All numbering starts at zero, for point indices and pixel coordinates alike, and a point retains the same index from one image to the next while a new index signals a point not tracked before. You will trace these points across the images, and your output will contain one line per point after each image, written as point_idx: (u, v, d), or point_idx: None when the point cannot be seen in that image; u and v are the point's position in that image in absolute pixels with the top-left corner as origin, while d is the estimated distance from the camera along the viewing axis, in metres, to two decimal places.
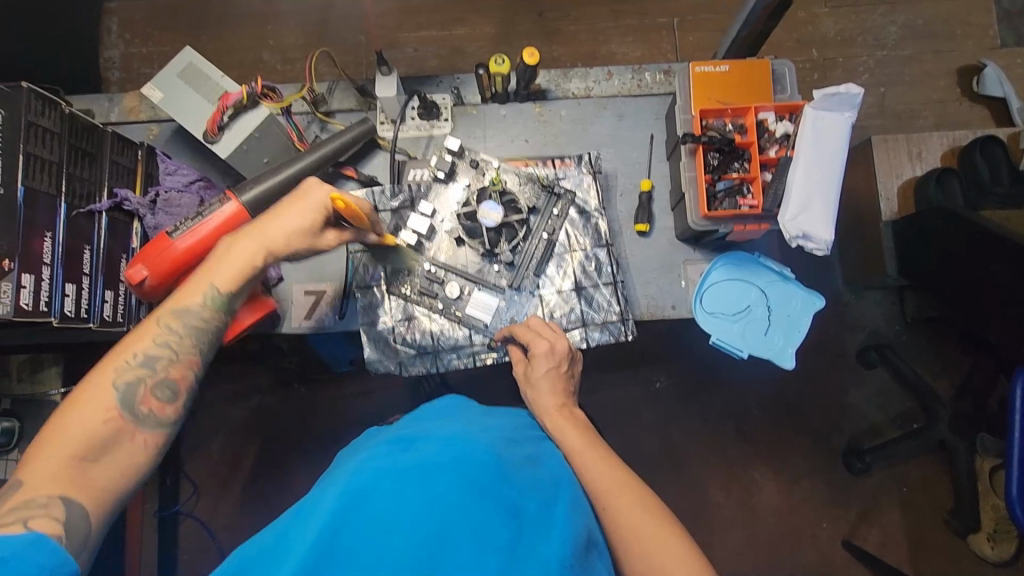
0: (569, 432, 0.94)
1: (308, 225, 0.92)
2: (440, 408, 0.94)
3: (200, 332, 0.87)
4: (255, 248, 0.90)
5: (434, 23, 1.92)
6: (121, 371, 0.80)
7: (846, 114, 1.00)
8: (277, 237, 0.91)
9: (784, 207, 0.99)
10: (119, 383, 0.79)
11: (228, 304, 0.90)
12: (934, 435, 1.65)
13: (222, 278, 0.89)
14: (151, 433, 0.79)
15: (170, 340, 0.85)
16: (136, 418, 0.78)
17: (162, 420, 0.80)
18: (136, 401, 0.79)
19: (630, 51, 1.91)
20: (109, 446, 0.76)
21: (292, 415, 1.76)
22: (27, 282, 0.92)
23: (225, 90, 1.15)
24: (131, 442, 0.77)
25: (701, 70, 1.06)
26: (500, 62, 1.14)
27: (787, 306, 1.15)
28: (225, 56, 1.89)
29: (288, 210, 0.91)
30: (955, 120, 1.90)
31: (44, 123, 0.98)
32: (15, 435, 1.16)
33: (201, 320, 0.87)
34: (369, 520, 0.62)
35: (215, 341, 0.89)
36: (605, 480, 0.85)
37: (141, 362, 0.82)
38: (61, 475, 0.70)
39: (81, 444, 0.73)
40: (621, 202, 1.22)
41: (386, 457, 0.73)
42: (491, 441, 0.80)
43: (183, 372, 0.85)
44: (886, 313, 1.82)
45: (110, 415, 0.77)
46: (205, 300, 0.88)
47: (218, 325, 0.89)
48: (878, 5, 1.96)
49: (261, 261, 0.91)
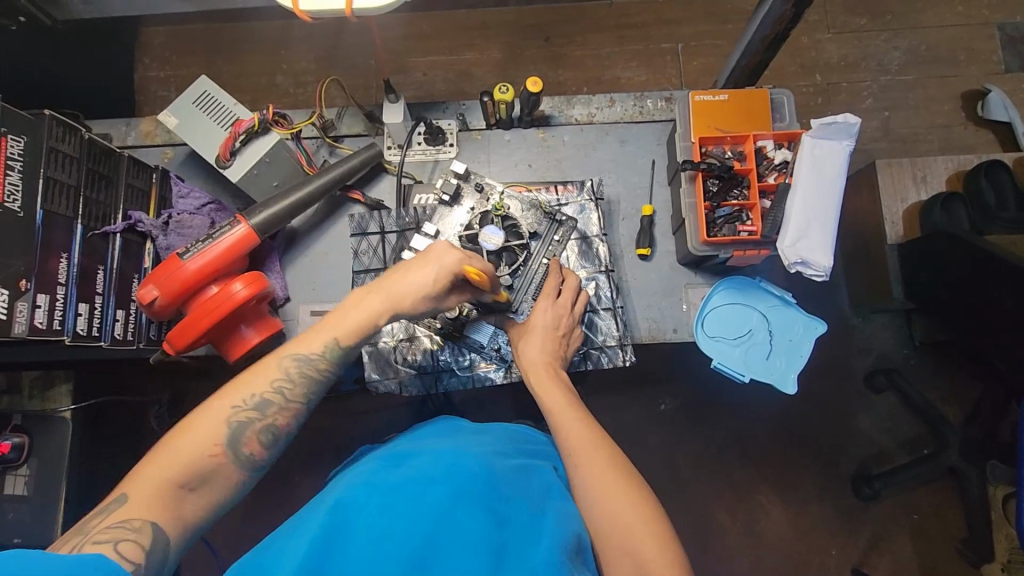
0: (552, 391, 0.97)
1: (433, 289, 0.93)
2: (438, 426, 0.95)
3: (311, 383, 0.88)
4: (379, 310, 0.93)
5: (442, 49, 1.98)
6: (237, 410, 0.81)
7: (844, 142, 1.00)
8: (400, 299, 0.93)
9: (783, 233, 1.00)
10: (232, 421, 0.80)
11: (342, 361, 0.91)
12: (945, 462, 1.63)
13: (344, 332, 0.91)
14: (245, 473, 0.81)
15: (285, 388, 0.86)
16: (236, 457, 0.80)
17: (258, 462, 0.82)
18: (242, 443, 0.80)
19: (634, 76, 1.95)
20: (206, 479, 0.77)
21: (297, 432, 1.77)
22: (42, 302, 0.95)
23: (238, 117, 1.18)
24: (225, 478, 0.79)
25: (701, 99, 1.08)
26: (504, 90, 1.16)
27: (789, 331, 1.15)
28: (239, 80, 1.95)
29: (417, 270, 0.93)
30: (960, 143, 1.91)
31: (65, 148, 1.02)
32: (25, 451, 1.19)
33: (314, 372, 0.88)
34: (362, 530, 0.64)
35: (322, 392, 0.90)
36: (601, 475, 0.83)
37: (255, 404, 0.83)
38: (159, 502, 0.72)
39: (186, 473, 0.75)
40: (622, 227, 1.24)
41: (379, 472, 0.74)
42: (483, 456, 0.81)
43: (288, 420, 0.86)
44: (893, 337, 1.81)
45: (214, 450, 0.78)
46: (322, 352, 0.89)
47: (327, 379, 0.90)
48: (881, 31, 1.98)
49: (383, 322, 0.93)
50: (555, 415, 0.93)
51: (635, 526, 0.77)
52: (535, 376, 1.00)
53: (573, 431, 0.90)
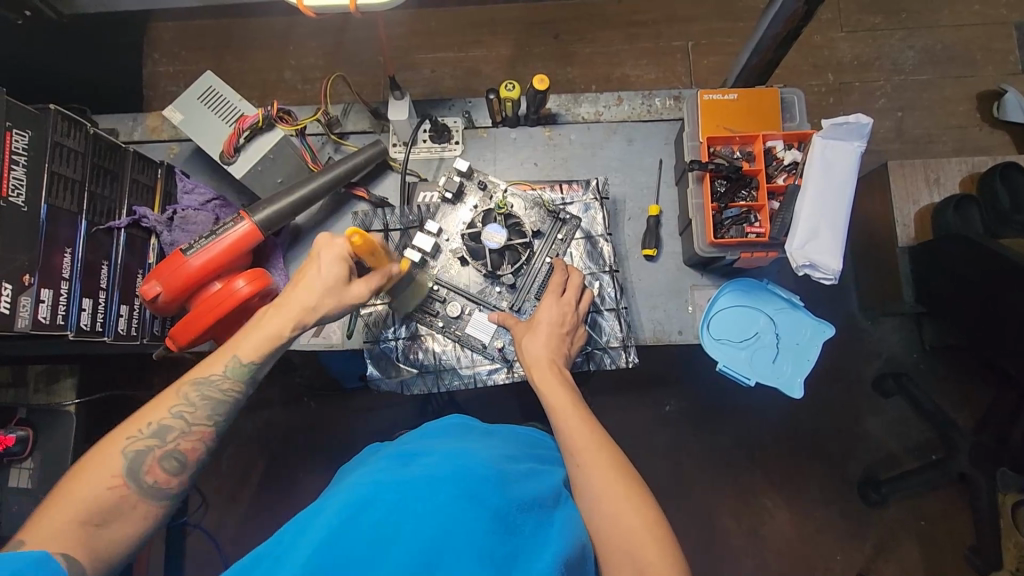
0: (556, 388, 0.95)
1: (336, 279, 0.94)
2: (442, 426, 0.94)
3: (215, 404, 0.86)
4: (287, 320, 0.91)
5: (451, 45, 1.97)
6: (133, 440, 0.80)
7: (855, 144, 0.99)
8: (306, 301, 0.92)
9: (792, 235, 0.98)
10: (127, 451, 0.79)
11: (249, 376, 0.89)
12: (953, 468, 1.60)
13: (244, 348, 0.89)
14: (153, 503, 0.80)
15: (185, 412, 0.84)
16: (141, 487, 0.79)
17: (165, 491, 0.81)
18: (143, 471, 0.79)
19: (644, 74, 1.93)
20: (111, 513, 0.76)
21: (301, 428, 1.77)
22: (46, 296, 0.95)
23: (242, 113, 1.18)
24: (132, 510, 0.78)
25: (709, 98, 1.06)
26: (510, 88, 1.15)
27: (796, 334, 1.13)
28: (247, 75, 1.95)
29: (309, 271, 0.94)
30: (974, 145, 1.88)
31: (69, 143, 1.01)
32: (29, 444, 1.19)
33: (218, 393, 0.87)
34: (372, 527, 0.63)
35: (230, 413, 0.89)
36: (604, 476, 0.81)
37: (153, 432, 0.82)
38: (65, 537, 0.71)
39: (86, 510, 0.74)
40: (628, 227, 1.22)
41: (388, 471, 0.74)
42: (489, 457, 0.80)
43: (195, 444, 0.85)
44: (903, 340, 1.78)
45: (113, 482, 0.77)
46: (224, 371, 0.88)
47: (234, 399, 0.89)
48: (895, 30, 1.95)
49: (288, 331, 0.91)
50: (561, 412, 0.91)
51: (637, 529, 0.76)
52: (538, 373, 0.98)
53: (576, 429, 0.88)
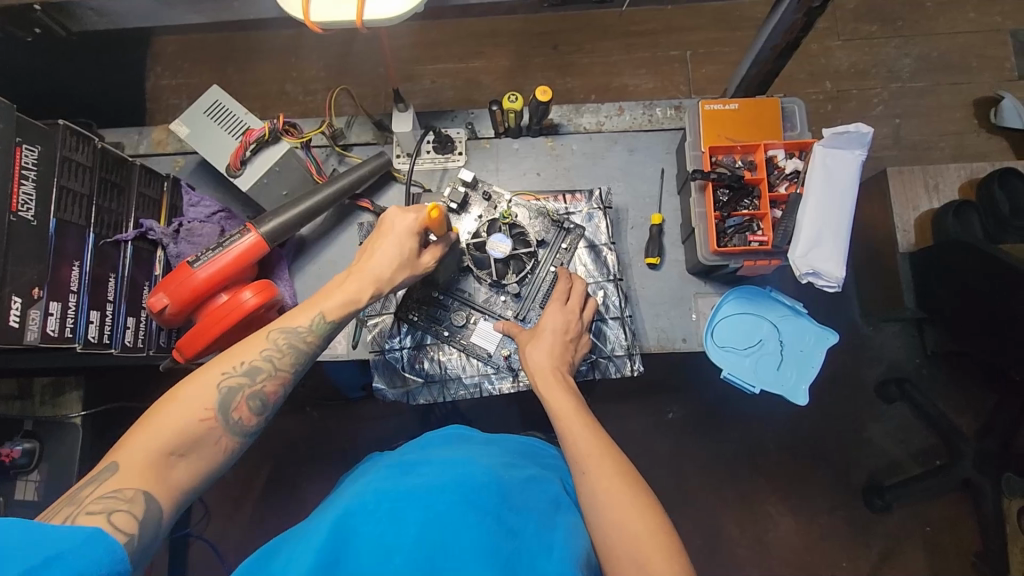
0: (559, 395, 0.95)
1: (408, 250, 1.03)
2: (445, 436, 0.95)
3: (300, 353, 0.91)
4: (365, 286, 0.99)
5: (451, 57, 1.99)
6: (226, 376, 0.83)
7: (856, 152, 1.00)
8: (381, 270, 1.01)
9: (794, 244, 0.99)
10: (222, 387, 0.82)
11: (329, 333, 0.95)
12: (958, 473, 1.60)
13: (329, 307, 0.95)
14: (235, 440, 0.82)
15: (273, 356, 0.88)
16: (227, 422, 0.82)
17: (246, 429, 0.83)
18: (231, 408, 0.82)
19: (642, 83, 1.95)
20: (196, 445, 0.78)
21: (304, 438, 1.77)
22: (54, 309, 0.96)
23: (248, 126, 1.19)
24: (215, 445, 0.80)
25: (710, 108, 1.07)
26: (513, 100, 1.16)
27: (800, 341, 1.14)
28: (250, 87, 1.97)
29: (391, 244, 1.02)
30: (972, 151, 1.89)
31: (78, 158, 1.02)
32: (36, 456, 1.20)
33: (303, 343, 0.91)
34: (373, 535, 0.65)
35: (308, 363, 0.93)
36: (606, 486, 0.81)
37: (244, 372, 0.85)
38: (151, 469, 0.73)
39: (177, 440, 0.77)
40: (631, 235, 1.23)
41: (389, 479, 0.74)
42: (490, 467, 0.81)
43: (277, 389, 0.88)
44: (905, 346, 1.79)
45: (206, 415, 0.80)
46: (310, 324, 0.93)
47: (314, 351, 0.93)
48: (892, 38, 1.97)
49: (367, 297, 0.99)
50: (562, 420, 0.92)
51: (639, 535, 0.75)
52: (541, 381, 0.98)
53: (583, 440, 0.88)
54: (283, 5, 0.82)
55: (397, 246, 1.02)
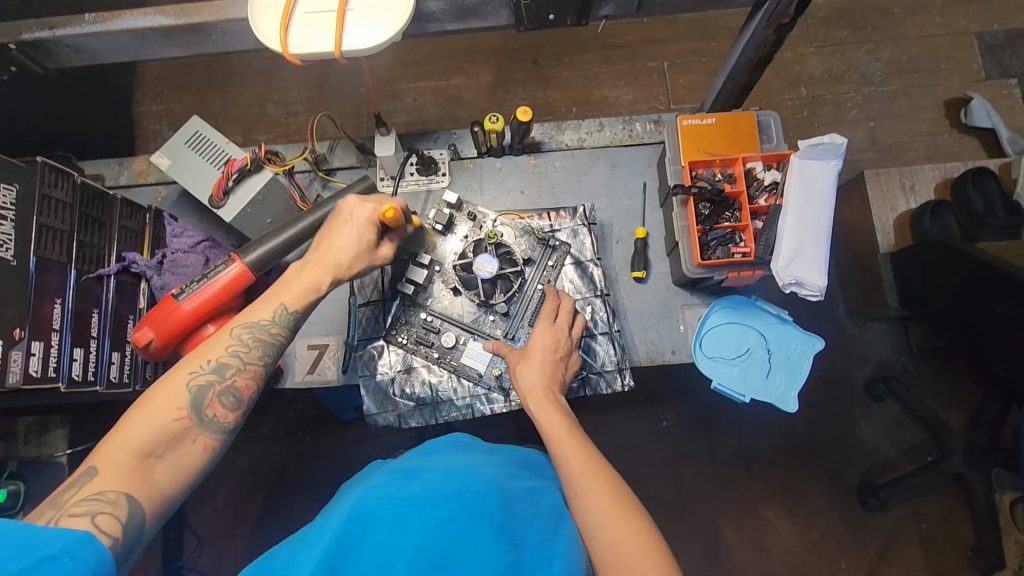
0: (551, 416, 0.95)
1: (364, 242, 1.00)
2: (445, 443, 0.93)
3: (267, 346, 0.91)
4: (324, 276, 0.97)
5: (431, 75, 2.00)
6: (194, 376, 0.84)
7: (832, 163, 1.02)
8: (340, 259, 0.98)
9: (776, 254, 1.00)
10: (191, 386, 0.83)
11: (294, 323, 0.94)
12: (949, 468, 1.62)
13: (291, 298, 0.94)
14: (213, 436, 0.83)
15: (240, 352, 0.88)
16: (201, 420, 0.82)
17: (223, 425, 0.84)
18: (204, 405, 0.83)
19: (623, 95, 1.98)
20: (172, 444, 0.80)
21: (298, 462, 1.75)
22: (36, 349, 0.94)
23: (230, 156, 1.18)
24: (193, 442, 0.82)
25: (689, 123, 1.09)
26: (494, 120, 1.18)
27: (786, 348, 1.16)
28: (231, 111, 1.96)
29: (341, 234, 0.99)
30: (945, 151, 1.93)
31: (57, 194, 1.01)
32: (21, 498, 1.15)
33: (268, 336, 0.91)
34: (373, 543, 0.64)
35: (278, 354, 0.93)
36: (605, 509, 0.80)
37: (213, 369, 0.86)
38: (131, 471, 0.74)
39: (153, 441, 0.78)
40: (617, 250, 1.24)
41: (390, 485, 0.72)
42: (493, 474, 0.80)
43: (249, 382, 0.88)
44: (891, 344, 1.82)
45: (179, 415, 0.81)
46: (273, 317, 0.92)
47: (282, 342, 0.94)
48: (862, 43, 2.02)
49: (328, 287, 0.97)
50: (554, 441, 0.92)
51: (633, 554, 0.75)
52: (533, 402, 0.98)
53: (582, 464, 0.87)
54: (262, 38, 0.83)
55: (348, 237, 0.99)
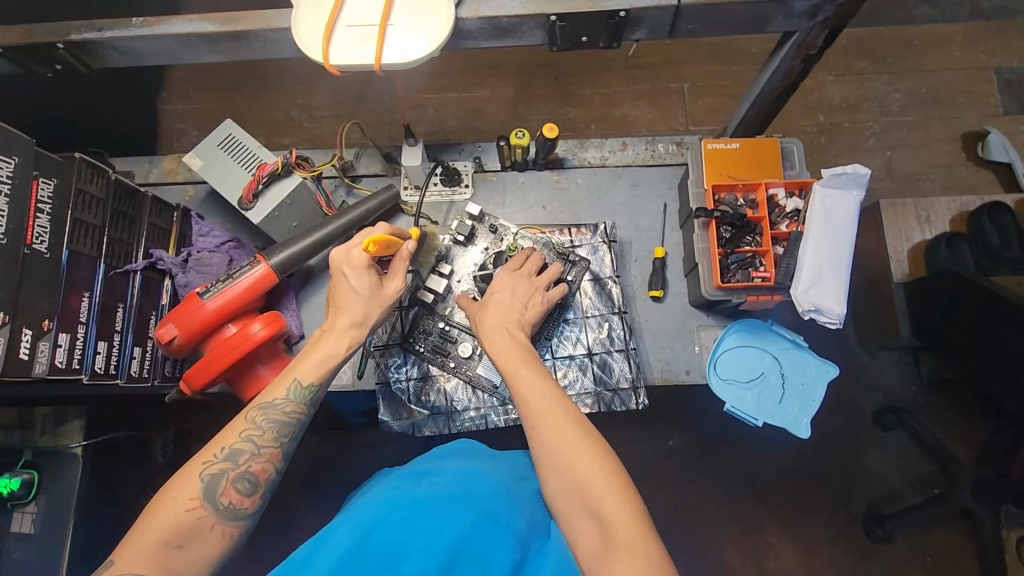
0: (519, 371, 0.91)
1: (369, 284, 1.00)
2: (451, 448, 0.93)
3: (283, 428, 0.90)
4: (338, 345, 0.97)
5: (454, 86, 2.03)
6: (207, 464, 0.83)
7: (854, 192, 1.03)
8: (352, 319, 0.99)
9: (796, 280, 1.01)
10: (204, 475, 0.82)
11: (312, 399, 0.93)
12: (957, 502, 1.61)
13: (305, 372, 0.94)
14: (230, 523, 0.82)
15: (255, 435, 0.88)
16: (217, 509, 0.81)
17: (241, 512, 0.83)
18: (219, 493, 0.82)
19: (642, 114, 2.00)
20: (192, 535, 0.79)
21: (303, 464, 1.76)
22: (63, 341, 0.96)
23: (261, 160, 1.21)
24: (211, 531, 0.80)
25: (713, 147, 1.10)
26: (520, 135, 1.20)
27: (800, 374, 1.16)
28: (256, 114, 2.00)
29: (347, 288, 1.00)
30: (962, 183, 1.94)
31: (92, 190, 1.04)
32: (34, 488, 1.18)
33: (284, 415, 0.90)
34: (385, 543, 0.64)
35: (297, 433, 0.92)
36: (569, 450, 0.79)
37: (227, 456, 0.85)
38: (148, 561, 0.74)
39: (169, 532, 0.77)
40: (634, 268, 1.26)
41: (400, 488, 0.74)
42: (500, 478, 0.81)
43: (264, 466, 0.87)
44: (902, 374, 1.81)
45: (194, 504, 0.80)
46: (286, 395, 0.91)
47: (299, 423, 0.92)
48: (882, 74, 2.04)
49: (345, 354, 0.97)
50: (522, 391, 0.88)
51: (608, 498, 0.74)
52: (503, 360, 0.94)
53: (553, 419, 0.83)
54: (303, 48, 0.85)
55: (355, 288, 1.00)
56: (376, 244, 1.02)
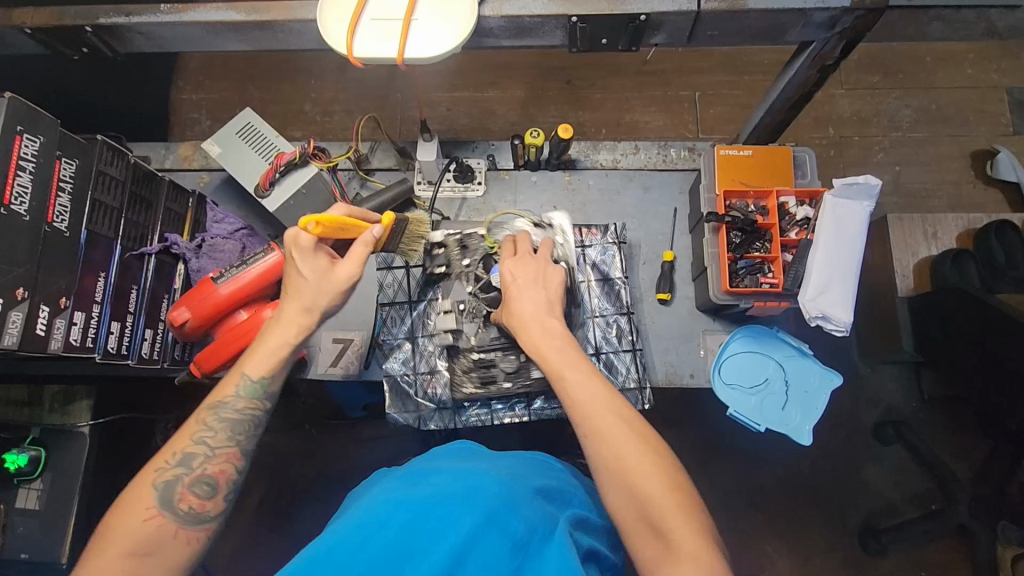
0: (570, 366, 0.89)
1: (321, 267, 0.92)
2: (451, 448, 0.91)
3: (238, 427, 0.89)
4: (289, 332, 0.92)
5: (467, 86, 2.05)
6: (161, 472, 0.83)
7: (864, 203, 1.04)
8: (301, 305, 0.91)
9: (805, 287, 1.02)
10: (158, 483, 0.82)
11: (264, 392, 0.91)
12: (953, 519, 1.61)
13: (253, 366, 0.90)
14: (193, 528, 0.82)
15: (208, 437, 0.87)
16: (177, 515, 0.81)
17: (202, 515, 0.83)
18: (175, 499, 0.82)
19: (652, 121, 2.01)
20: (154, 543, 0.79)
21: (304, 455, 1.77)
22: (78, 319, 0.97)
23: (279, 149, 1.22)
24: (175, 537, 0.80)
25: (726, 153, 1.12)
26: (535, 135, 1.21)
27: (804, 382, 1.17)
28: (270, 105, 2.01)
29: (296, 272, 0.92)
30: (969, 201, 1.95)
31: (112, 172, 1.05)
32: (41, 464, 1.20)
33: (237, 414, 0.89)
34: (382, 548, 0.64)
35: (254, 430, 0.91)
36: (622, 451, 0.79)
37: (180, 460, 0.85)
38: (110, 573, 0.74)
39: (129, 541, 0.77)
40: (643, 270, 1.27)
41: (398, 490, 0.74)
42: (502, 475, 0.80)
43: (222, 466, 0.86)
44: (903, 389, 1.81)
45: (150, 513, 0.80)
46: (237, 392, 0.89)
47: (256, 419, 0.91)
48: (893, 89, 2.05)
49: (297, 340, 0.92)
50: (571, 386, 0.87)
51: (659, 499, 0.75)
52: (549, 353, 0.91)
53: (608, 425, 0.82)
54: (328, 40, 0.86)
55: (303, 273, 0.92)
56: (328, 223, 0.91)
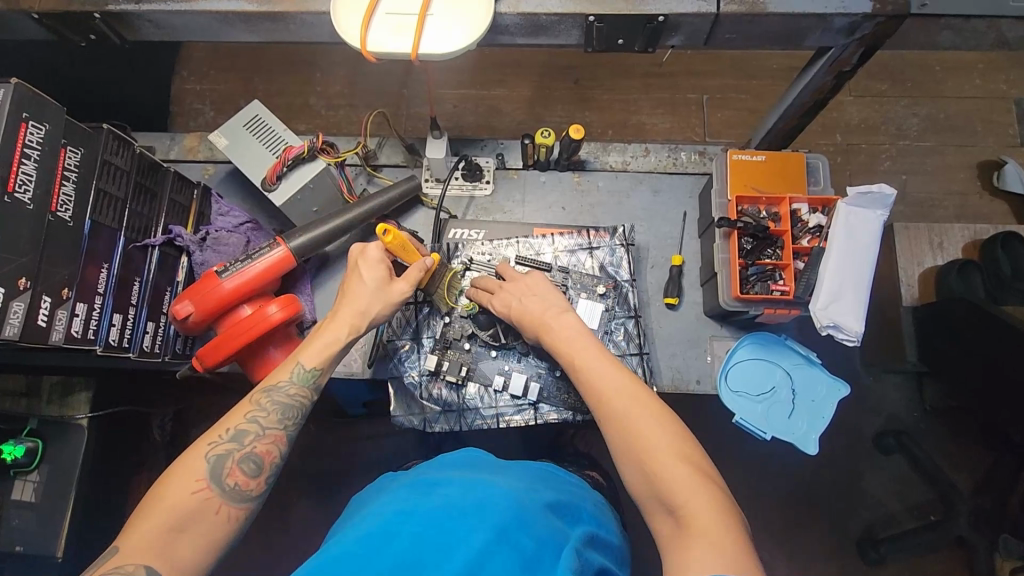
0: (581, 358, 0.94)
1: (379, 278, 1.01)
2: (459, 457, 0.90)
3: (289, 410, 0.91)
4: (341, 330, 0.98)
5: (474, 83, 2.03)
6: (213, 446, 0.84)
7: (878, 212, 1.03)
8: (356, 309, 1.00)
9: (816, 296, 1.02)
10: (210, 456, 0.83)
11: (315, 382, 0.95)
12: (953, 530, 1.60)
13: (308, 355, 0.96)
14: (236, 505, 0.82)
15: (261, 417, 0.89)
16: (223, 490, 0.82)
17: (247, 493, 0.83)
18: (225, 474, 0.82)
19: (659, 123, 2.00)
20: (194, 518, 0.78)
21: (301, 451, 1.75)
22: (80, 311, 0.96)
23: (287, 143, 1.21)
24: (217, 513, 0.80)
25: (738, 158, 1.11)
26: (546, 135, 1.19)
27: (811, 391, 1.16)
28: (275, 98, 2.00)
29: (359, 278, 1.02)
30: (975, 211, 1.94)
31: (117, 162, 1.04)
32: (37, 456, 1.18)
33: (290, 399, 0.92)
34: (396, 555, 0.63)
35: (301, 418, 0.93)
36: (637, 428, 0.83)
37: (232, 437, 0.86)
38: (151, 545, 0.73)
39: (173, 514, 0.77)
40: (651, 274, 1.26)
41: (409, 500, 0.73)
42: (512, 488, 0.79)
43: (269, 448, 0.88)
44: (905, 399, 1.80)
45: (199, 485, 0.80)
46: (291, 377, 0.93)
47: (305, 405, 0.94)
48: (901, 97, 2.04)
49: (347, 340, 0.98)
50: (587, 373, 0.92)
51: (676, 479, 0.77)
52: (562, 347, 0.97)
53: (627, 413, 0.85)
54: (341, 32, 0.85)
55: (363, 279, 1.01)
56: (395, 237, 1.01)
